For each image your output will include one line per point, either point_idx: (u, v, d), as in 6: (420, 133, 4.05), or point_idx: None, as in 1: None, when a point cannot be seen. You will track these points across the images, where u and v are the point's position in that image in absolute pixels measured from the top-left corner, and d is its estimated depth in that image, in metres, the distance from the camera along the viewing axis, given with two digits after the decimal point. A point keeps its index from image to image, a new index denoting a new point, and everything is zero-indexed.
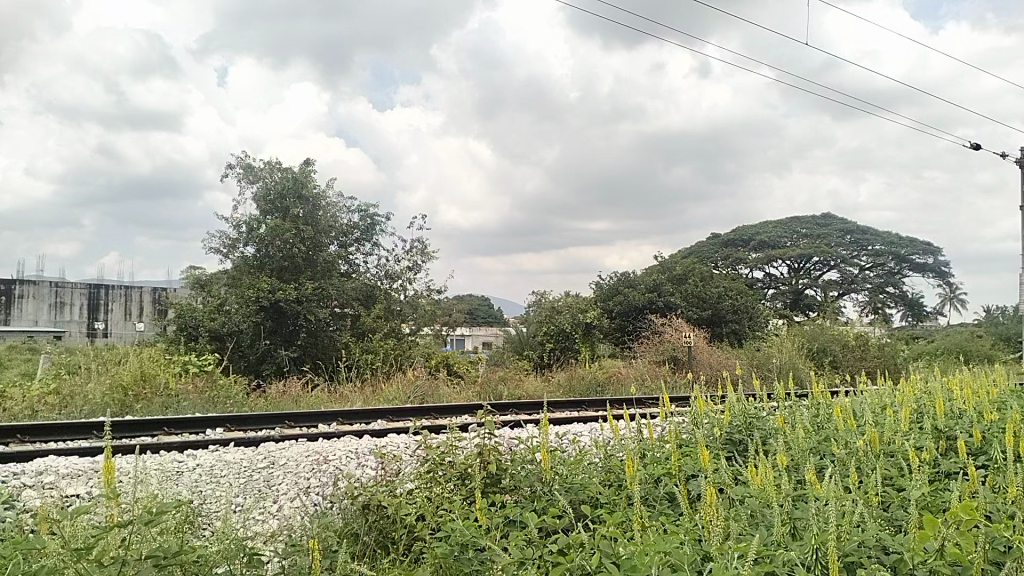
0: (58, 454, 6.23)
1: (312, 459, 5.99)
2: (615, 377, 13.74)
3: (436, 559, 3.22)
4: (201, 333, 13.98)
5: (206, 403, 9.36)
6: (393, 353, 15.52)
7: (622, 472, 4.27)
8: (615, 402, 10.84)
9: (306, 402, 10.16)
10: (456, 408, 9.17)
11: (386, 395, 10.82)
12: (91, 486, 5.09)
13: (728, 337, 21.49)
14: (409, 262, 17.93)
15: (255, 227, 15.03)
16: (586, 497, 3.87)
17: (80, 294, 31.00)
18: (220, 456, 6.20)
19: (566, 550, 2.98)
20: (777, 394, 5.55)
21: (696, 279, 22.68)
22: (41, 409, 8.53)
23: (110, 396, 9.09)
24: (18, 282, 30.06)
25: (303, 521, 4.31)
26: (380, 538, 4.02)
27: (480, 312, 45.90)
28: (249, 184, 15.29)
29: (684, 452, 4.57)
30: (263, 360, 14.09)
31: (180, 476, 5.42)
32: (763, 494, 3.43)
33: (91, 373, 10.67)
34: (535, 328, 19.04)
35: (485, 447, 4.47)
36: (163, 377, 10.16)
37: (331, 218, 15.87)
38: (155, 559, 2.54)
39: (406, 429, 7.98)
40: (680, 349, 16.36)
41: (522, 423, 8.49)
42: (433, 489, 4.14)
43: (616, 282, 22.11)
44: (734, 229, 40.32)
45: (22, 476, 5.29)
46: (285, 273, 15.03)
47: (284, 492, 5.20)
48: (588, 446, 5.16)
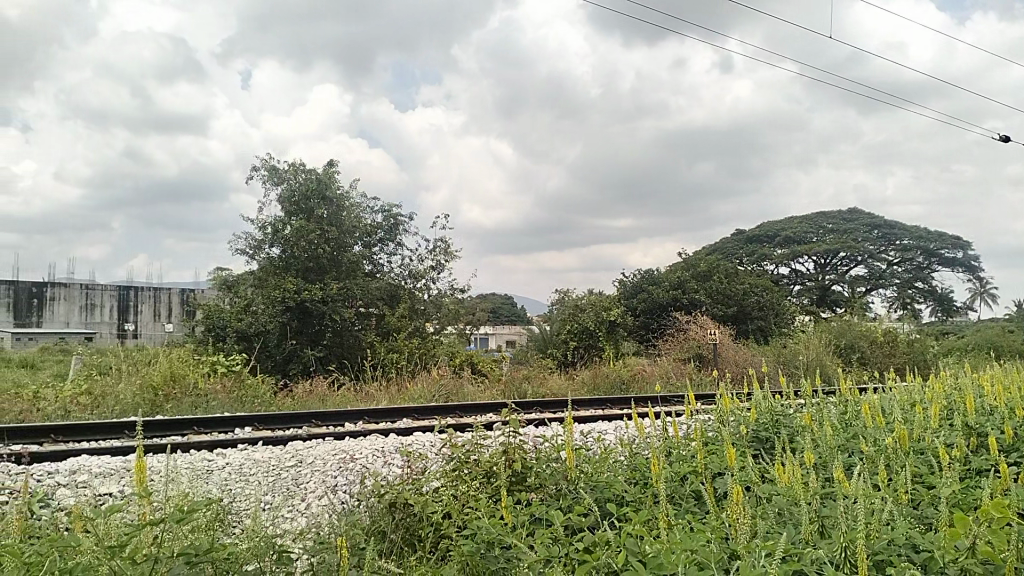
0: (91, 454, 6.34)
1: (339, 458, 6.03)
2: (639, 375, 13.70)
3: (462, 557, 3.23)
4: (229, 334, 14.05)
5: (234, 403, 9.47)
6: (417, 352, 15.61)
7: (647, 470, 4.25)
8: (640, 401, 10.80)
9: (332, 402, 10.24)
10: (481, 408, 9.19)
11: (411, 394, 10.88)
12: (123, 485, 5.18)
13: (753, 334, 21.32)
14: (432, 262, 18.01)
15: (281, 228, 15.16)
16: (611, 495, 3.86)
17: (109, 296, 31.54)
18: (249, 455, 6.27)
19: (591, 548, 2.97)
20: (804, 391, 5.49)
21: (721, 276, 22.51)
22: (74, 409, 8.69)
23: (140, 396, 9.24)
24: (50, 284, 30.62)
25: (331, 519, 4.34)
26: (406, 536, 4.05)
27: (503, 311, 45.95)
28: (274, 186, 15.44)
29: (711, 450, 4.54)
30: (290, 361, 14.21)
31: (210, 475, 5.49)
32: (790, 492, 3.40)
33: (121, 373, 10.85)
34: (559, 326, 19.03)
35: (509, 446, 4.48)
36: (192, 377, 10.29)
37: (355, 219, 15.97)
38: (186, 556, 2.58)
39: (432, 428, 8.01)
40: (704, 347, 16.27)
41: (547, 423, 8.48)
42: (459, 487, 4.15)
43: (640, 279, 22.03)
44: (759, 225, 39.96)
45: (56, 475, 5.39)
46: (310, 273, 15.16)
47: (312, 491, 5.25)
48: (613, 444, 5.15)
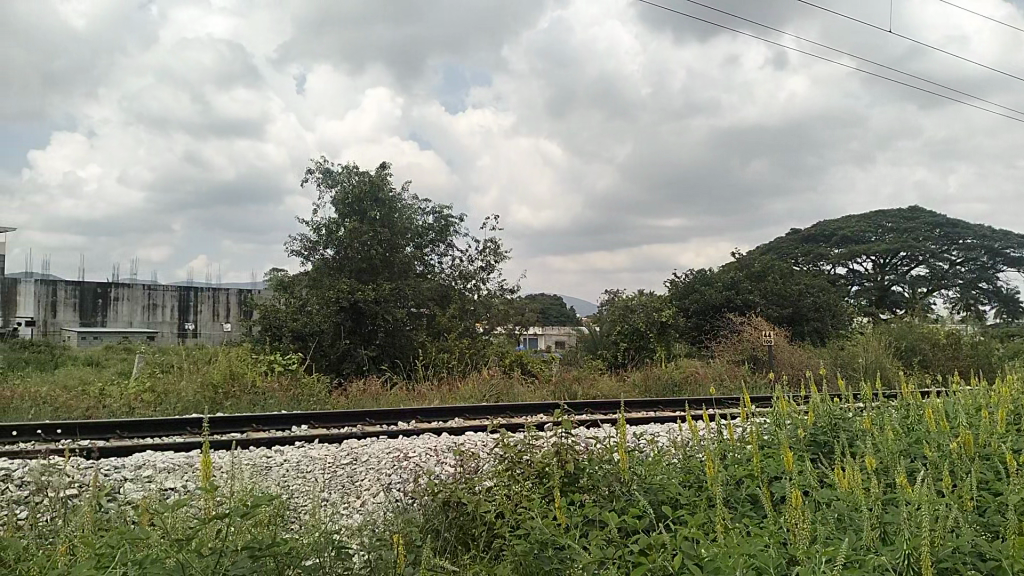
0: (155, 449, 6.53)
1: (393, 456, 6.10)
2: (692, 377, 13.52)
3: (515, 557, 3.24)
4: (284, 333, 14.22)
5: (290, 402, 9.65)
6: (468, 352, 15.72)
7: (701, 472, 4.20)
8: (694, 403, 10.66)
9: (386, 401, 10.37)
10: (532, 408, 9.19)
11: (463, 393, 10.96)
12: (187, 480, 5.32)
13: (810, 336, 20.89)
14: (482, 262, 18.11)
15: (335, 230, 15.41)
16: (665, 498, 3.82)
17: (171, 296, 32.38)
18: (306, 452, 6.39)
19: (647, 551, 2.94)
20: (864, 394, 5.36)
21: (775, 276, 22.11)
22: (138, 406, 8.96)
23: (201, 394, 9.48)
24: (114, 284, 31.65)
25: (386, 517, 4.39)
26: (460, 534, 4.09)
27: (553, 310, 45.85)
28: (329, 189, 15.72)
29: (766, 453, 4.47)
30: (344, 359, 14.40)
31: (270, 471, 5.61)
32: (851, 498, 3.32)
33: (183, 372, 11.16)
34: (609, 327, 18.92)
35: (562, 447, 4.46)
36: (250, 376, 10.52)
37: (407, 221, 16.13)
38: (250, 550, 2.66)
39: (485, 427, 8.05)
40: (759, 349, 15.98)
41: (600, 424, 8.44)
42: (512, 488, 4.16)
43: (692, 280, 21.80)
44: (816, 224, 39.06)
45: (122, 469, 5.57)
46: (363, 274, 15.38)
47: (367, 488, 5.33)
48: (666, 446, 5.10)
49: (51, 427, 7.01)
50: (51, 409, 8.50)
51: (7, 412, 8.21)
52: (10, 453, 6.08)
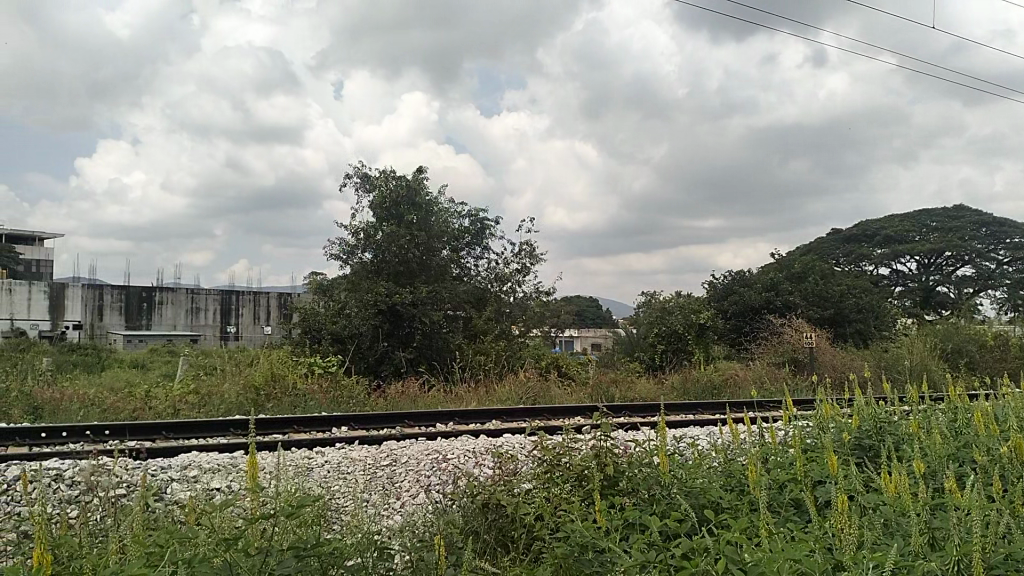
0: (201, 450, 6.66)
1: (431, 458, 6.14)
2: (731, 379, 13.37)
3: (556, 559, 3.24)
4: (324, 336, 14.41)
5: (331, 403, 9.77)
6: (504, 354, 15.76)
7: (743, 476, 4.16)
8: (734, 406, 10.53)
9: (423, 403, 10.44)
10: (570, 410, 9.18)
11: (499, 395, 10.98)
12: (231, 481, 5.41)
13: (852, 337, 20.52)
14: (518, 265, 18.13)
15: (373, 234, 15.56)
16: (705, 502, 3.78)
17: (213, 300, 33.00)
18: (346, 453, 6.47)
19: (689, 555, 2.93)
20: (910, 397, 5.24)
21: (816, 277, 21.76)
22: (183, 408, 9.16)
23: (244, 396, 9.64)
24: (159, 288, 32.34)
25: (426, 518, 4.42)
26: (499, 537, 4.09)
27: (589, 312, 45.77)
28: (366, 194, 15.87)
29: (810, 457, 4.39)
30: (382, 362, 14.51)
31: (311, 472, 5.67)
32: (897, 502, 3.26)
33: (226, 374, 11.38)
34: (646, 329, 18.78)
35: (601, 450, 4.44)
36: (291, 377, 10.67)
37: (443, 224, 16.21)
38: (295, 551, 2.69)
39: (523, 429, 8.07)
40: (800, 351, 15.73)
41: (638, 426, 8.39)
42: (551, 490, 4.15)
43: (731, 281, 21.58)
44: (858, 224, 38.36)
45: (168, 470, 5.68)
46: (400, 277, 15.50)
47: (407, 490, 5.38)
48: (707, 450, 5.05)
49: (99, 428, 7.18)
50: (100, 411, 8.70)
51: (58, 413, 8.45)
52: (62, 454, 6.24)
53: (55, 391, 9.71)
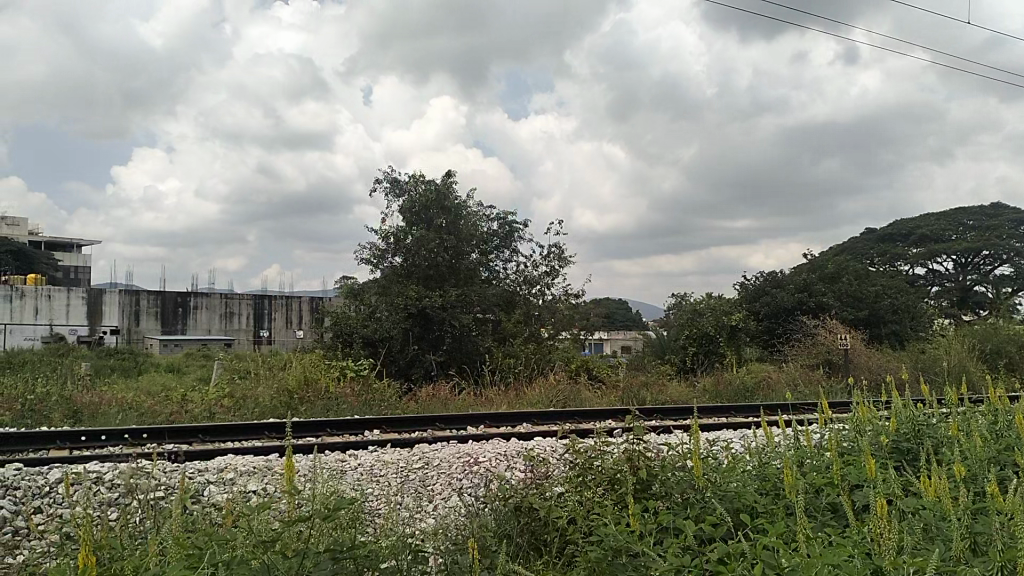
0: (237, 453, 6.75)
1: (463, 461, 6.15)
2: (764, 382, 13.23)
3: (590, 562, 3.23)
4: (356, 339, 14.52)
5: (363, 406, 9.85)
6: (534, 357, 15.74)
7: (779, 480, 4.11)
8: (768, 409, 10.42)
9: (454, 406, 10.47)
10: (601, 413, 9.14)
11: (529, 399, 10.98)
12: (267, 483, 5.48)
13: (888, 339, 20.19)
14: (547, 267, 18.13)
15: (402, 238, 15.66)
16: (741, 505, 3.74)
17: (246, 305, 33.60)
18: (379, 456, 6.51)
19: (724, 560, 2.90)
20: (949, 399, 5.13)
21: (850, 278, 21.45)
22: (218, 412, 9.28)
23: (277, 400, 9.77)
24: (193, 294, 32.71)
25: (459, 521, 4.43)
26: (532, 540, 4.08)
27: (619, 314, 45.68)
28: (396, 199, 15.98)
29: (847, 460, 4.32)
30: (412, 365, 14.56)
31: (345, 475, 5.71)
32: (938, 505, 3.20)
33: (259, 378, 11.51)
34: (677, 331, 18.63)
35: (634, 453, 4.42)
36: (323, 381, 10.75)
37: (472, 227, 16.27)
38: (332, 553, 2.73)
39: (554, 433, 8.07)
40: (835, 352, 15.51)
41: (671, 430, 8.33)
42: (584, 493, 4.13)
43: (763, 282, 21.37)
44: (893, 223, 37.78)
45: (205, 472, 5.76)
46: (430, 281, 15.57)
47: (439, 493, 5.41)
48: (741, 453, 5.00)
49: (138, 431, 7.30)
50: (138, 415, 8.86)
51: (98, 417, 8.62)
52: (102, 457, 6.36)
53: (94, 395, 9.91)
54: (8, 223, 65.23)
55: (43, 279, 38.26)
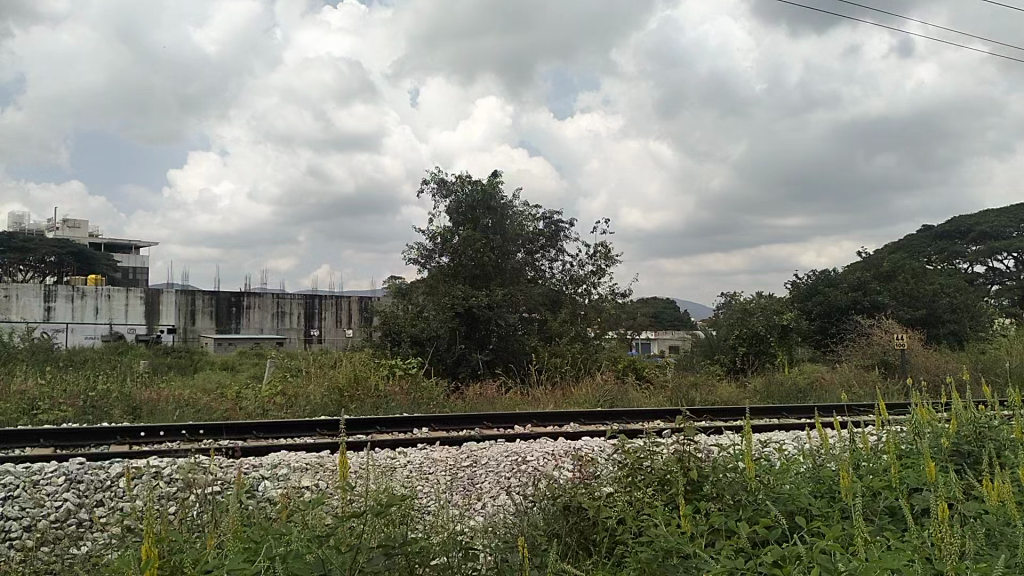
0: (290, 449, 6.89)
1: (511, 460, 6.17)
2: (817, 383, 12.97)
3: (640, 563, 3.21)
4: (403, 338, 14.65)
5: (411, 404, 9.96)
6: (580, 357, 15.67)
7: (834, 483, 4.02)
8: (822, 410, 10.20)
9: (502, 405, 10.51)
10: (650, 414, 9.07)
11: (576, 398, 10.97)
12: (320, 479, 5.58)
13: (946, 339, 19.61)
14: (593, 266, 18.08)
15: (449, 238, 15.77)
16: (796, 508, 3.68)
17: (298, 304, 34.06)
18: (428, 454, 6.56)
19: (779, 562, 2.85)
20: (1014, 401, 4.96)
21: (906, 276, 20.89)
22: (272, 409, 9.47)
23: (329, 397, 9.93)
24: (247, 293, 33.41)
25: (508, 520, 4.44)
26: (581, 539, 4.07)
27: (667, 314, 45.32)
28: (443, 199, 16.09)
29: (905, 463, 4.22)
30: (459, 364, 14.63)
31: (396, 472, 5.78)
32: (1002, 510, 3.11)
33: (311, 376, 11.72)
34: (727, 331, 18.33)
35: (685, 454, 4.37)
36: (373, 378, 10.87)
37: (518, 227, 16.31)
38: (384, 549, 2.75)
39: (603, 432, 8.03)
40: (891, 352, 15.10)
41: (722, 431, 8.24)
42: (634, 493, 4.09)
43: (815, 281, 20.96)
44: (950, 219, 36.65)
45: (260, 468, 5.88)
46: (476, 281, 15.63)
47: (488, 491, 5.44)
48: (794, 455, 4.91)
49: (195, 427, 7.49)
50: (194, 411, 9.09)
51: (156, 413, 8.87)
52: (162, 452, 6.55)
53: (152, 392, 10.19)
54: (70, 225, 67.30)
55: (103, 279, 39.43)
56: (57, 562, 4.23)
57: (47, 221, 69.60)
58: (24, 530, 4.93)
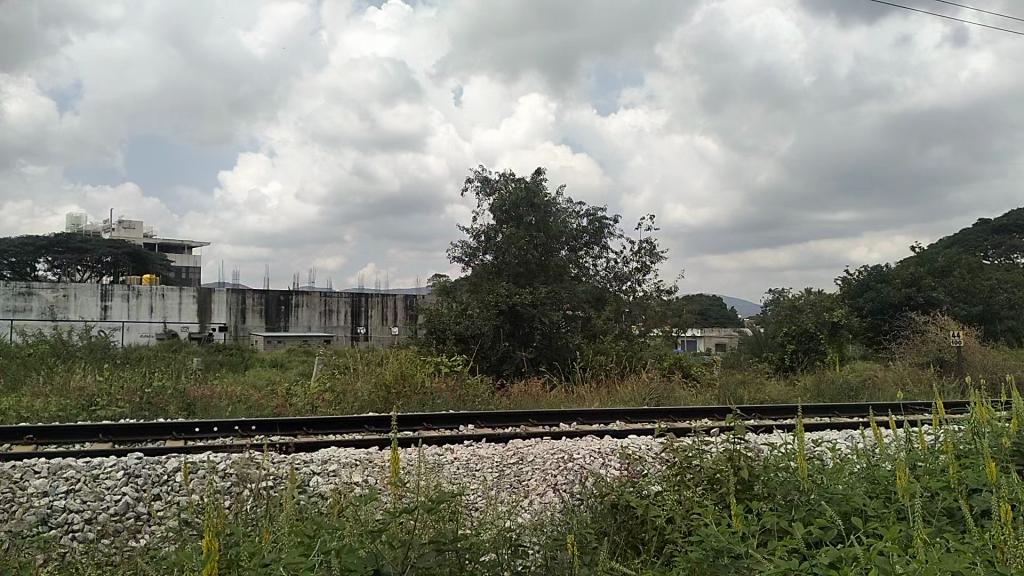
0: (339, 445, 7.00)
1: (557, 458, 6.17)
2: (869, 381, 12.70)
3: (690, 562, 3.19)
4: (448, 336, 14.74)
5: (457, 401, 10.03)
6: (625, 354, 15.58)
7: (890, 483, 3.94)
8: (877, 409, 9.97)
9: (546, 402, 10.52)
10: (698, 412, 8.98)
11: (622, 396, 10.91)
12: (369, 475, 5.66)
13: (1005, 336, 19.02)
14: (638, 263, 17.98)
15: (493, 236, 15.83)
16: (851, 509, 3.61)
17: (344, 302, 34.59)
18: (475, 450, 6.61)
19: (837, 564, 2.80)
20: None
21: (963, 271, 20.29)
22: (320, 405, 9.62)
23: (376, 394, 10.05)
24: (295, 291, 34.03)
25: (556, 517, 4.45)
26: (629, 538, 4.06)
27: (713, 311, 44.86)
28: (487, 197, 16.15)
29: (964, 463, 4.11)
30: (504, 361, 14.67)
31: (444, 469, 5.84)
32: None
33: (359, 373, 11.85)
34: (775, 328, 18.05)
35: (734, 453, 4.33)
36: (419, 376, 10.96)
37: (561, 224, 16.28)
38: (436, 544, 2.77)
39: (650, 431, 7.99)
40: (947, 350, 14.68)
41: (772, 429, 8.13)
42: (683, 492, 4.05)
43: (867, 278, 20.51)
44: (1008, 212, 35.50)
45: (311, 463, 5.98)
46: (520, 278, 15.65)
47: (535, 488, 5.46)
48: (847, 454, 4.82)
49: (247, 423, 7.65)
50: (246, 408, 9.28)
51: (210, 409, 9.09)
52: (216, 447, 6.71)
53: (206, 388, 10.44)
54: (125, 226, 69.14)
55: (157, 279, 40.45)
56: (117, 553, 4.38)
57: (103, 222, 71.58)
58: (86, 523, 5.11)
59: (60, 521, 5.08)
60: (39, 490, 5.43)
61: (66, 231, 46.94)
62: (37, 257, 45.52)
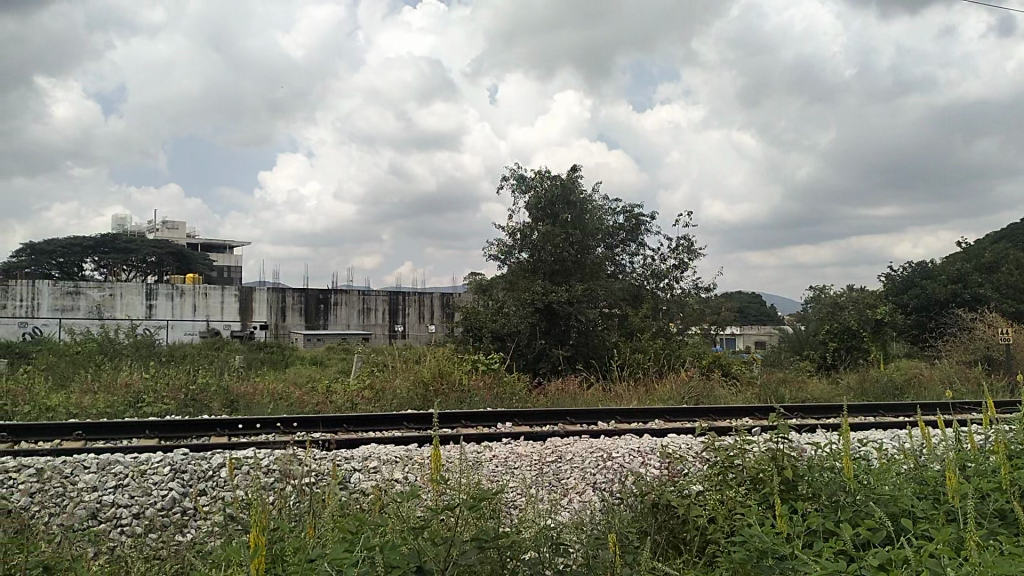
0: (378, 442, 7.07)
1: (596, 456, 6.14)
2: (915, 380, 12.41)
3: (734, 562, 3.17)
4: (485, 334, 14.78)
5: (495, 399, 10.06)
6: (663, 352, 15.46)
7: (939, 484, 3.85)
8: (923, 408, 9.73)
9: (584, 400, 10.50)
10: (738, 411, 8.88)
11: (660, 394, 10.82)
12: (409, 472, 5.70)
13: None
14: (675, 260, 17.84)
15: (529, 234, 15.82)
16: (898, 509, 3.54)
17: (382, 301, 35.02)
18: (512, 448, 6.62)
19: (886, 566, 2.76)
20: None
21: (1011, 267, 19.73)
22: (360, 402, 9.71)
23: (414, 391, 10.14)
24: (333, 290, 34.55)
25: (596, 516, 4.45)
26: (671, 538, 4.04)
27: (751, 310, 44.32)
28: (522, 194, 16.15)
29: (1016, 464, 4.01)
30: (540, 359, 14.67)
31: (483, 466, 5.86)
32: None
33: (397, 370, 11.93)
34: (816, 326, 17.76)
35: (777, 452, 4.26)
36: (456, 373, 11.01)
37: (597, 221, 16.19)
38: (478, 541, 2.80)
39: (689, 430, 7.94)
40: (995, 348, 14.26)
41: (815, 429, 7.99)
42: (725, 492, 4.02)
43: (911, 274, 20.29)
44: None
45: (351, 459, 6.05)
46: (556, 276, 15.63)
47: (573, 487, 5.46)
48: (894, 454, 4.72)
49: (288, 420, 7.76)
50: (288, 404, 9.42)
51: (251, 406, 9.23)
52: (258, 444, 6.83)
53: (248, 386, 10.60)
54: (168, 227, 70.35)
55: (200, 278, 41.20)
56: (164, 547, 4.48)
57: (148, 223, 73.19)
58: (133, 517, 5.23)
59: (108, 516, 5.21)
60: (88, 484, 5.57)
61: (111, 232, 48.00)
62: (84, 257, 46.64)
